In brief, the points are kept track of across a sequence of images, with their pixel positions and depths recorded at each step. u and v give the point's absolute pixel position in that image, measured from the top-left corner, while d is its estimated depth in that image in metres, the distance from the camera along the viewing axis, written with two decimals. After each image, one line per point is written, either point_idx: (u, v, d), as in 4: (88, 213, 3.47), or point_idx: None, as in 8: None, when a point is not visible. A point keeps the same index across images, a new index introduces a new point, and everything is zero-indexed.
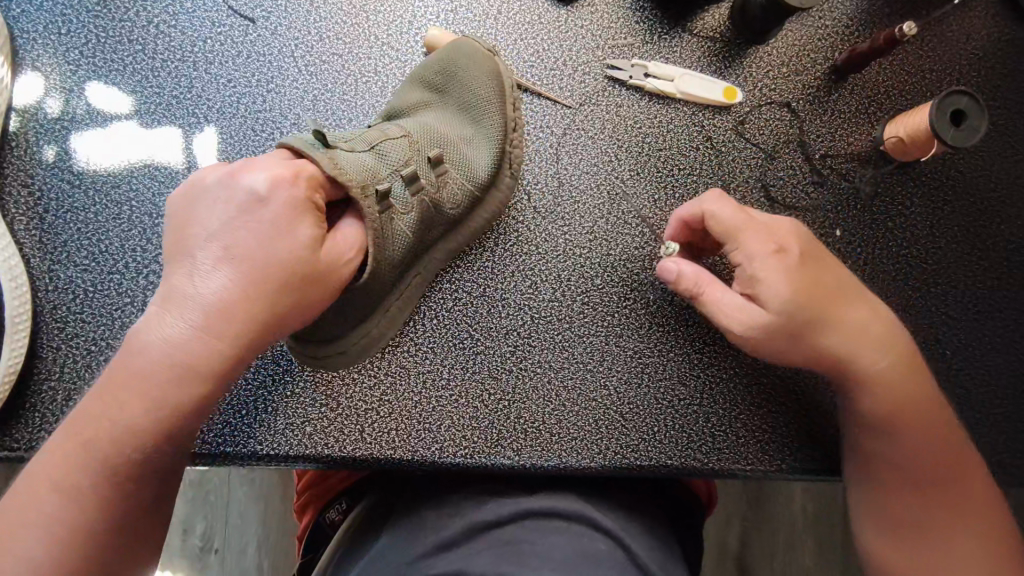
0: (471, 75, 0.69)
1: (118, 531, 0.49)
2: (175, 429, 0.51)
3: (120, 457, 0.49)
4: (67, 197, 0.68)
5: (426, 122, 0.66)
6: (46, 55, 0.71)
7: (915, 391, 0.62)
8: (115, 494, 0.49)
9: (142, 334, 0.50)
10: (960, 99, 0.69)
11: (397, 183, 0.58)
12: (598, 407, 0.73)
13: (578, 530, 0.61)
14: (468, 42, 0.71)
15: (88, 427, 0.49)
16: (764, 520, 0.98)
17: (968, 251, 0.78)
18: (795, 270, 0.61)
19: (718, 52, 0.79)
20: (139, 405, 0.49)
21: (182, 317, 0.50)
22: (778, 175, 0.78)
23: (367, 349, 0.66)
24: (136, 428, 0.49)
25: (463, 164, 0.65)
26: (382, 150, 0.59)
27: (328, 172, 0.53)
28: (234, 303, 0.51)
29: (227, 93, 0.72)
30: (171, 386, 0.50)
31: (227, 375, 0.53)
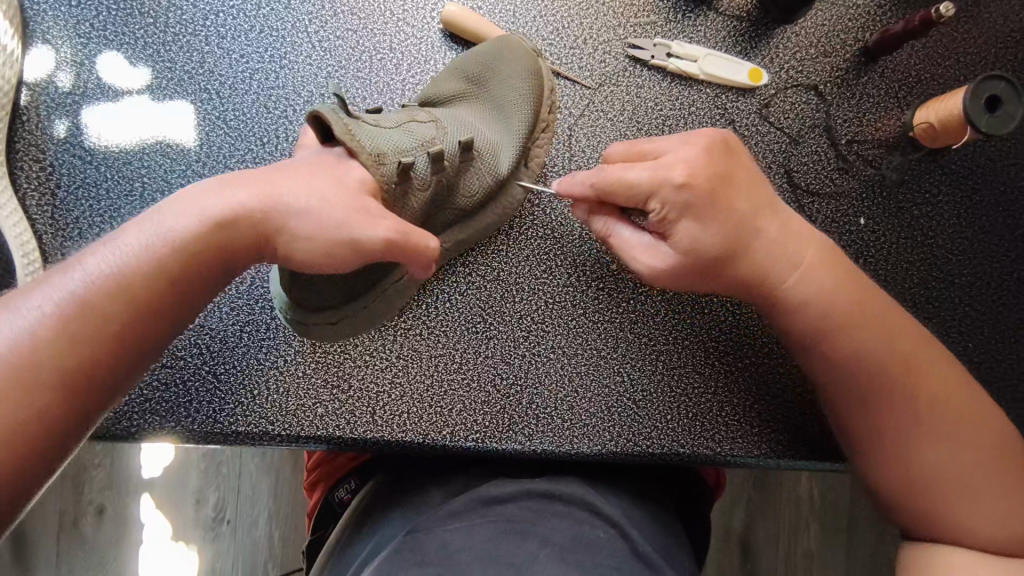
0: (511, 72, 0.67)
1: (58, 388, 0.46)
2: (176, 286, 0.51)
3: (121, 282, 0.49)
4: (79, 173, 0.68)
5: (460, 116, 0.65)
6: (57, 27, 0.69)
7: (856, 304, 0.61)
8: (90, 336, 0.47)
9: (202, 189, 0.53)
10: (996, 85, 0.66)
11: (421, 156, 0.58)
12: (610, 393, 0.72)
13: (575, 515, 0.60)
14: (513, 38, 0.69)
15: (112, 242, 0.51)
16: (773, 505, 0.97)
17: (995, 242, 0.75)
18: (701, 205, 0.58)
19: (744, 31, 0.76)
20: (159, 236, 0.51)
21: (236, 188, 0.52)
22: (802, 160, 0.76)
23: (359, 320, 0.66)
24: (146, 260, 0.50)
25: (489, 155, 0.64)
26: (409, 129, 0.59)
27: (341, 141, 0.54)
28: (276, 205, 0.52)
29: (240, 68, 0.71)
30: (194, 241, 0.51)
31: (233, 260, 0.53)
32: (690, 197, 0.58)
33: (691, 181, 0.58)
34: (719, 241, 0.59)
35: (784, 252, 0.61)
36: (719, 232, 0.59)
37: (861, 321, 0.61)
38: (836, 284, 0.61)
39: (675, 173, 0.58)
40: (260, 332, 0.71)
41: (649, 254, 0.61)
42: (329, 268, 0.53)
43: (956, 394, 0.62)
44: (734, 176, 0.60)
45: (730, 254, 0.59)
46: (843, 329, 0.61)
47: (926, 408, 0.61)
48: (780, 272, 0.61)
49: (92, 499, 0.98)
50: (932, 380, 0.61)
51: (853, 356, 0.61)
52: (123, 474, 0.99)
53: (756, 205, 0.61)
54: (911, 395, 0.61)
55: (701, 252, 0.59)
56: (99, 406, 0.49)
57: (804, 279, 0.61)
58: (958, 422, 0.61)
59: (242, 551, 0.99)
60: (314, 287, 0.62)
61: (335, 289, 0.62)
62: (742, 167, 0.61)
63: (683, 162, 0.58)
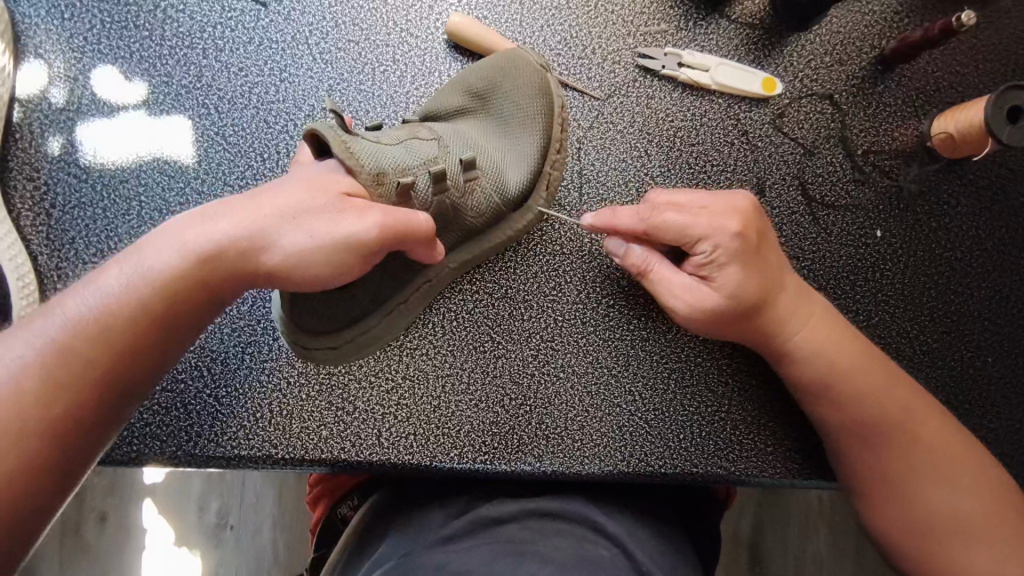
0: (519, 89, 0.65)
1: (43, 434, 0.46)
2: (161, 320, 0.50)
3: (102, 322, 0.48)
4: (74, 191, 0.66)
5: (464, 132, 0.63)
6: (50, 41, 0.67)
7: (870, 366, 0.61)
8: (73, 380, 0.47)
9: (184, 219, 0.51)
10: (1018, 95, 0.64)
11: (422, 176, 0.55)
12: (622, 413, 0.70)
13: (588, 542, 0.59)
14: (521, 53, 0.67)
15: (93, 280, 0.50)
16: (783, 516, 0.95)
17: (1015, 255, 0.73)
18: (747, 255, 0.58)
19: (757, 39, 0.74)
20: (139, 272, 0.49)
21: (217, 215, 0.50)
22: (817, 172, 0.74)
23: (363, 343, 0.64)
24: (127, 298, 0.48)
25: (495, 174, 0.62)
26: (411, 147, 0.56)
27: (341, 158, 0.51)
28: (260, 230, 0.49)
29: (239, 82, 0.68)
30: (175, 276, 0.49)
31: (220, 291, 0.51)
32: (740, 245, 0.58)
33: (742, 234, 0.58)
34: (755, 288, 0.59)
35: (804, 303, 0.62)
36: (757, 279, 0.59)
37: (880, 372, 0.62)
38: (850, 334, 0.63)
39: (728, 223, 0.58)
40: (262, 352, 0.69)
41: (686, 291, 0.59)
42: (330, 279, 0.51)
43: (967, 451, 0.61)
44: (765, 229, 0.61)
45: (763, 300, 0.59)
46: (861, 377, 0.61)
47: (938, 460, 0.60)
48: (800, 320, 0.61)
49: (94, 506, 0.97)
50: (943, 434, 0.61)
51: (870, 398, 0.61)
52: (125, 481, 0.97)
53: (780, 259, 0.62)
54: (926, 447, 0.60)
55: (744, 298, 0.58)
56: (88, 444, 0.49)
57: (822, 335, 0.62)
58: (971, 477, 0.60)
59: (245, 559, 0.98)
60: (304, 306, 0.59)
61: (345, 308, 0.61)
62: (767, 226, 0.62)
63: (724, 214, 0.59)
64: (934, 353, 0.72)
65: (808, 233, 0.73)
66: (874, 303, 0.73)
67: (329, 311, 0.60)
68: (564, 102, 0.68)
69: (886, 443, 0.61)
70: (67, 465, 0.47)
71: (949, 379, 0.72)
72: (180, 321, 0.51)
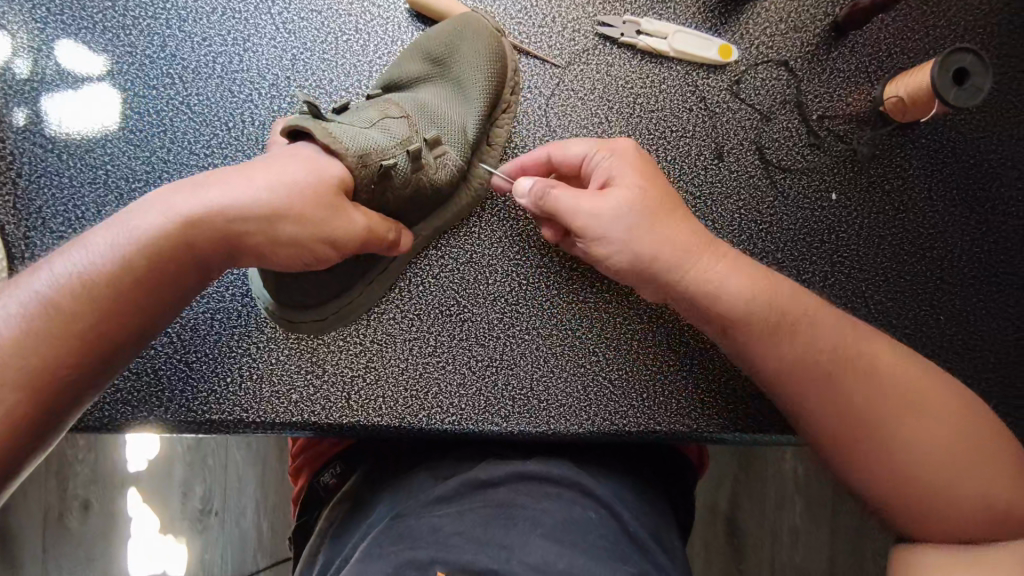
0: (476, 55, 0.67)
1: (26, 390, 0.47)
2: (148, 285, 0.51)
3: (89, 283, 0.49)
4: (41, 161, 0.66)
5: (425, 102, 0.65)
6: (13, 12, 0.68)
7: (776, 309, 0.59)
8: (58, 339, 0.48)
9: (175, 188, 0.53)
10: (965, 57, 0.66)
11: (402, 156, 0.57)
12: (586, 372, 0.72)
13: (552, 494, 0.61)
14: (477, 19, 0.69)
15: (82, 245, 0.51)
16: (753, 480, 0.98)
17: (966, 215, 0.76)
18: (633, 191, 0.60)
19: (713, 7, 0.76)
20: (127, 237, 0.51)
21: (206, 185, 0.52)
22: (774, 136, 0.76)
23: (346, 315, 0.69)
24: (115, 262, 0.50)
25: (457, 141, 0.64)
26: (384, 127, 0.58)
27: (323, 141, 0.53)
28: (245, 204, 0.51)
29: (202, 52, 0.69)
30: (161, 241, 0.51)
31: (206, 259, 0.53)
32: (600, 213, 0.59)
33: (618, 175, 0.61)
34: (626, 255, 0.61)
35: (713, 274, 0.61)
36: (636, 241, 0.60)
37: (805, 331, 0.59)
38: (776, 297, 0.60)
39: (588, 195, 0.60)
40: (231, 319, 0.70)
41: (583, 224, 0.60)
42: (311, 260, 0.55)
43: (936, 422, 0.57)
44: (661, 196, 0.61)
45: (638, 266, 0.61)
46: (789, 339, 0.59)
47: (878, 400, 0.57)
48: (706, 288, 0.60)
49: (77, 493, 0.97)
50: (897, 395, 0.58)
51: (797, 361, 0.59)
52: (106, 469, 0.98)
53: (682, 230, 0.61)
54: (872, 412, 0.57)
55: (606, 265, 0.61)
56: (69, 405, 0.50)
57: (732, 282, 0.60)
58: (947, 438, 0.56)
59: (230, 544, 0.99)
60: (287, 284, 0.63)
61: (322, 282, 0.65)
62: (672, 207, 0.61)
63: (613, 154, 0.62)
64: (888, 311, 0.75)
65: (766, 196, 0.75)
66: (831, 263, 0.75)
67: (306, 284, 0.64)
68: (514, 65, 0.72)
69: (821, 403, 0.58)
70: (43, 423, 0.48)
71: (905, 335, 0.74)
72: (166, 289, 0.52)
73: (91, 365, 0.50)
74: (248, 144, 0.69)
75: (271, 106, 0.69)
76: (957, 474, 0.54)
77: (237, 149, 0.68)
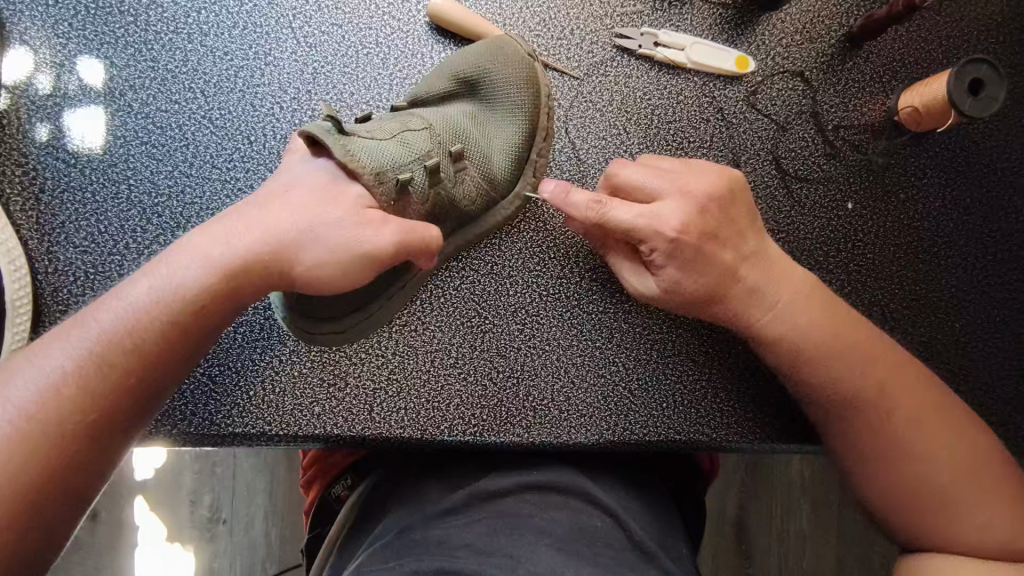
0: (507, 77, 0.67)
1: (85, 442, 0.47)
2: (191, 331, 0.51)
3: (136, 334, 0.49)
4: (63, 176, 0.67)
5: (449, 116, 0.65)
6: (35, 27, 0.68)
7: (818, 333, 0.62)
8: (110, 391, 0.48)
9: (207, 230, 0.53)
10: (979, 68, 0.67)
11: (420, 171, 0.57)
12: (606, 383, 0.72)
13: (574, 505, 0.61)
14: (510, 42, 0.69)
15: (120, 293, 0.50)
16: (766, 488, 0.98)
17: (980, 224, 0.76)
18: (688, 253, 0.60)
19: (730, 19, 0.77)
20: (168, 286, 0.50)
21: (239, 227, 0.52)
22: (790, 146, 0.76)
23: (362, 329, 0.66)
24: (160, 311, 0.50)
25: (482, 159, 0.64)
26: (404, 140, 0.58)
27: (340, 159, 0.53)
28: (281, 243, 0.52)
29: (224, 66, 0.70)
30: (202, 285, 0.51)
31: (243, 302, 0.53)
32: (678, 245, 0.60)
33: (683, 234, 0.59)
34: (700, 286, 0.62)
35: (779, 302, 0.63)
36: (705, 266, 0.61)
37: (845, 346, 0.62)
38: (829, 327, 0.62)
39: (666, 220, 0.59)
40: (253, 332, 0.70)
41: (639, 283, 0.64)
42: (346, 288, 0.55)
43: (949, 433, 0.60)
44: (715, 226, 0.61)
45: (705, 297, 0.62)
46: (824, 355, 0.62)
47: (897, 435, 0.60)
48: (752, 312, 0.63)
49: (86, 503, 0.97)
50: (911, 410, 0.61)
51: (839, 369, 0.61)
52: (116, 480, 0.97)
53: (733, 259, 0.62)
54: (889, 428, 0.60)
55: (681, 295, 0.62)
56: (121, 450, 0.51)
57: (789, 302, 0.63)
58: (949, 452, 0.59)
59: (239, 554, 0.99)
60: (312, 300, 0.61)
61: (344, 298, 0.62)
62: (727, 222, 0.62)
63: (678, 214, 0.60)
64: (902, 320, 0.75)
65: (782, 206, 0.76)
66: (847, 272, 0.75)
67: (328, 300, 0.62)
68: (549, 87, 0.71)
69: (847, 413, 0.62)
70: (91, 466, 0.48)
71: (919, 343, 0.75)
72: (206, 330, 0.52)
73: (135, 409, 0.50)
74: (269, 157, 0.69)
75: (293, 119, 0.70)
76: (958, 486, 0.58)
77: (259, 163, 0.69)
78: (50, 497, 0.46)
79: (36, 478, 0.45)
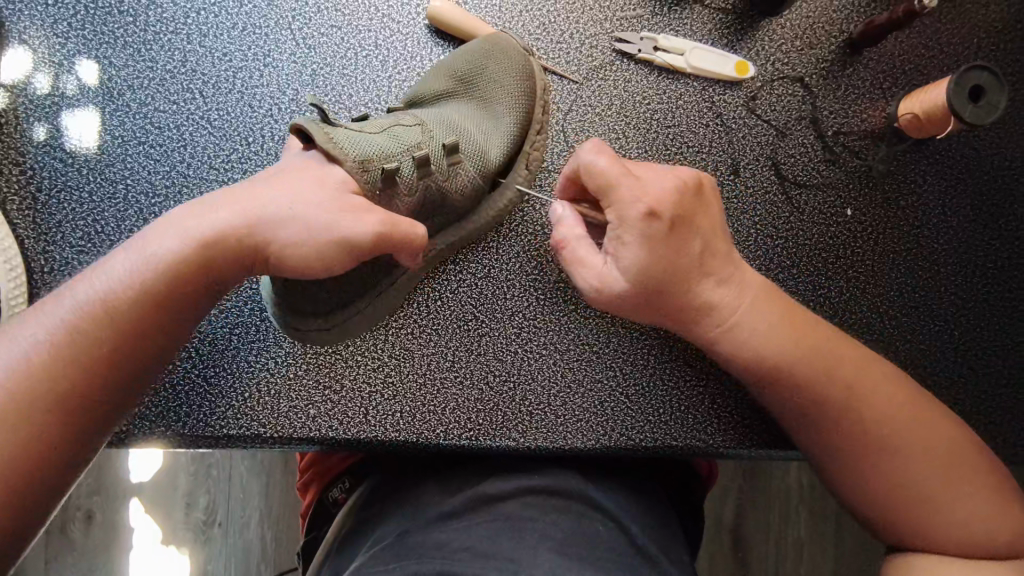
0: (502, 74, 0.67)
1: (59, 413, 0.47)
2: (168, 303, 0.51)
3: (113, 307, 0.50)
4: (60, 176, 0.66)
5: (445, 114, 0.65)
6: (34, 27, 0.68)
7: (790, 330, 0.61)
8: (83, 361, 0.48)
9: (187, 209, 0.53)
10: (980, 75, 0.67)
11: (408, 162, 0.57)
12: (603, 388, 0.72)
13: (570, 510, 0.61)
14: (506, 41, 0.69)
15: (101, 268, 0.51)
16: (764, 495, 0.97)
17: (980, 231, 0.76)
18: (658, 236, 0.57)
19: (730, 24, 0.77)
20: (145, 258, 0.51)
21: (218, 206, 0.52)
22: (789, 152, 0.76)
23: (351, 327, 0.66)
24: (135, 283, 0.50)
25: (476, 153, 0.63)
26: (394, 133, 0.58)
27: (323, 147, 0.53)
28: (257, 220, 0.51)
29: (223, 66, 0.70)
30: (179, 260, 0.51)
31: (223, 275, 0.53)
32: (652, 225, 0.56)
33: (653, 215, 0.56)
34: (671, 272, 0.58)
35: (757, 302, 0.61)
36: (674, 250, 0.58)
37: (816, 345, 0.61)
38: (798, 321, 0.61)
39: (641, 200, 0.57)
40: (249, 333, 0.70)
41: (603, 276, 0.59)
42: (324, 272, 0.53)
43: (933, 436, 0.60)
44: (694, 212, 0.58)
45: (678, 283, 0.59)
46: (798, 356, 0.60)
47: (878, 434, 0.60)
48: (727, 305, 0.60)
49: (80, 505, 0.96)
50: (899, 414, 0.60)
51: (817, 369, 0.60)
52: (110, 481, 0.97)
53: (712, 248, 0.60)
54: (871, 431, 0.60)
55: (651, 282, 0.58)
56: (98, 422, 0.50)
57: (749, 309, 0.61)
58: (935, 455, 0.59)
59: (233, 556, 0.98)
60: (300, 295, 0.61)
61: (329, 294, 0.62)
62: (708, 213, 0.60)
63: (648, 195, 0.57)
64: (902, 327, 0.75)
65: (781, 212, 0.75)
66: (846, 279, 0.75)
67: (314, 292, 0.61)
68: (546, 87, 0.71)
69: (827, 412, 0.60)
70: (65, 439, 0.48)
71: (918, 350, 0.74)
72: (185, 305, 0.52)
73: (114, 383, 0.50)
74: (267, 158, 0.69)
75: (291, 121, 0.69)
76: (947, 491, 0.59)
77: (256, 164, 0.68)
78: (22, 468, 0.46)
79: (0, 442, 0.45)
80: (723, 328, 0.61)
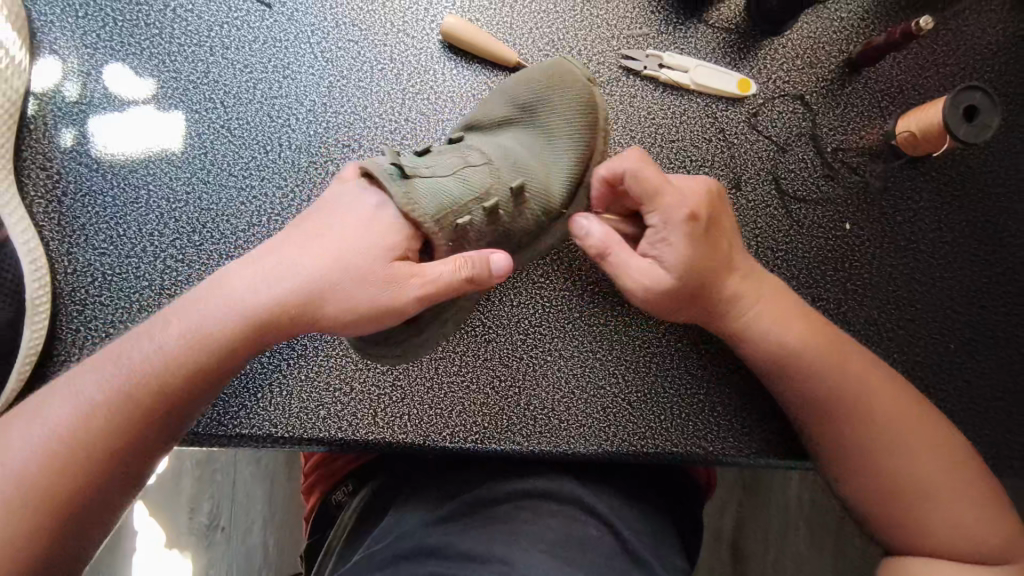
0: (564, 104, 0.67)
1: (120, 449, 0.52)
2: (231, 351, 0.54)
3: (181, 353, 0.53)
4: (85, 180, 0.69)
5: (504, 143, 0.65)
6: (64, 37, 0.71)
7: (805, 324, 0.64)
8: (151, 401, 0.52)
9: (258, 259, 0.55)
10: (974, 95, 0.69)
11: (478, 213, 0.58)
12: (606, 395, 0.74)
13: (570, 513, 0.62)
14: (569, 69, 0.68)
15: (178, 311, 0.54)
16: (762, 505, 0.99)
17: (974, 247, 0.78)
18: (697, 232, 0.61)
19: (733, 43, 0.79)
20: (215, 309, 0.53)
21: (284, 258, 0.54)
22: (789, 167, 0.78)
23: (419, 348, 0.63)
24: (203, 332, 0.53)
25: (539, 187, 0.63)
26: (464, 177, 0.58)
27: (399, 204, 0.54)
28: (315, 282, 0.53)
29: (244, 78, 0.72)
30: (244, 313, 0.53)
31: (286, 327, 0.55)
32: (692, 225, 0.60)
33: (694, 214, 0.60)
34: (699, 266, 0.61)
35: (772, 301, 0.65)
36: (709, 248, 0.61)
37: (822, 338, 0.64)
38: (806, 318, 0.65)
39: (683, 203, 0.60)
40: None
41: (649, 272, 0.61)
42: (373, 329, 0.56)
43: (930, 432, 0.63)
44: (715, 216, 0.63)
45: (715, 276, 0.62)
46: (803, 346, 0.63)
47: (874, 419, 0.62)
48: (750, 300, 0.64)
49: None
50: (896, 410, 0.63)
51: (824, 360, 0.63)
52: None
53: (730, 250, 0.64)
54: (866, 423, 0.62)
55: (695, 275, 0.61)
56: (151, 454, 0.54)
57: (766, 303, 0.64)
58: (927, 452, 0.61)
59: (236, 559, 0.99)
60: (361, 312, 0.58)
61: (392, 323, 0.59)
62: (727, 218, 0.64)
63: (686, 193, 0.61)
64: (898, 339, 0.76)
65: (781, 225, 0.77)
66: (843, 292, 0.77)
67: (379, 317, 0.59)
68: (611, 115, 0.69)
69: (830, 405, 0.63)
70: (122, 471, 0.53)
71: (914, 363, 0.76)
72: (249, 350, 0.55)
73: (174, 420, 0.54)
74: (284, 166, 0.71)
75: (307, 131, 0.72)
76: (935, 491, 0.60)
77: (274, 172, 0.71)
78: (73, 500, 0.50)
79: (58, 469, 0.50)
80: (746, 318, 0.64)
